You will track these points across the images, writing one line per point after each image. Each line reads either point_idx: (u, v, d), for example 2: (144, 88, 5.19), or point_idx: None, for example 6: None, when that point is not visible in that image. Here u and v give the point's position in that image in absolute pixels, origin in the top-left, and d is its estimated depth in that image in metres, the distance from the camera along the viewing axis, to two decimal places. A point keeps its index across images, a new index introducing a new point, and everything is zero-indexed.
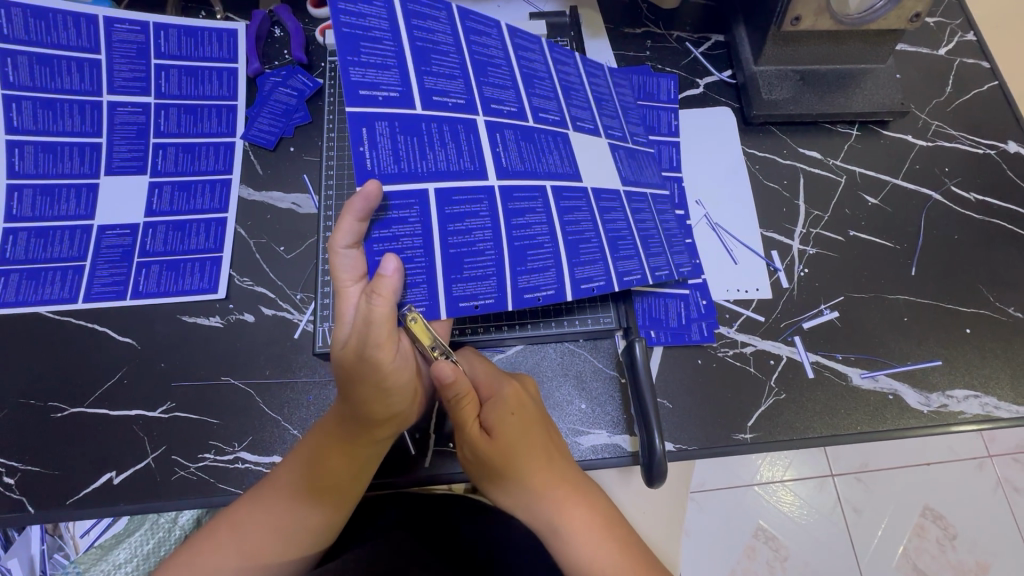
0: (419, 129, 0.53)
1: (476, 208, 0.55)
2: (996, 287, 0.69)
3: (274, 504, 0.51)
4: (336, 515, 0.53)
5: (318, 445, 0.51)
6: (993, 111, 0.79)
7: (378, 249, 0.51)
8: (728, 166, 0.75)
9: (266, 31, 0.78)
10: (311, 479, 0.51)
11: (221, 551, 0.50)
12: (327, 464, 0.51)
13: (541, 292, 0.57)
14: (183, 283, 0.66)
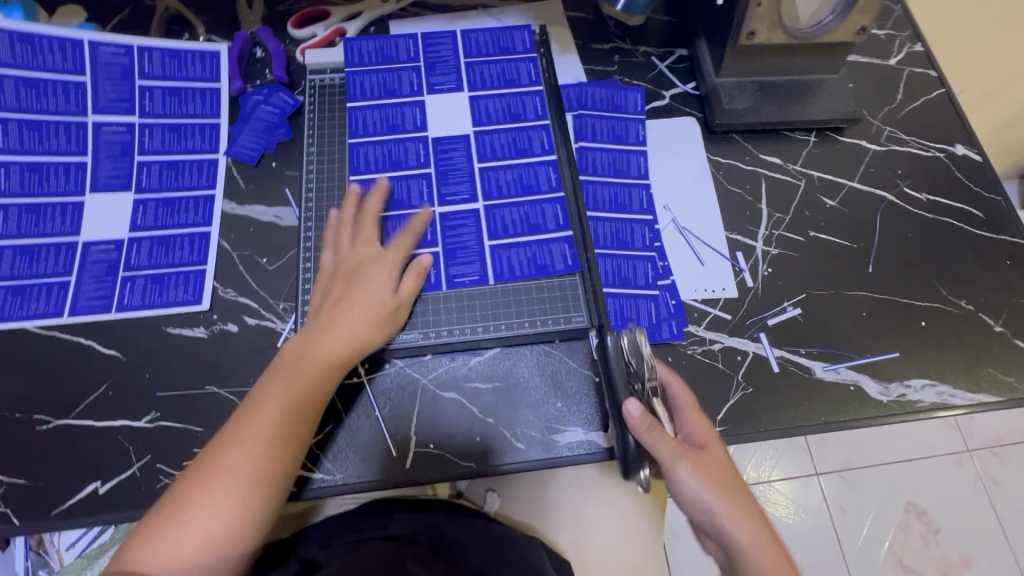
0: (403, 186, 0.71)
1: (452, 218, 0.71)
2: (947, 281, 0.73)
3: (210, 495, 0.51)
4: (260, 514, 0.53)
5: (279, 404, 0.56)
6: (941, 117, 0.84)
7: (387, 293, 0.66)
8: (694, 173, 0.78)
9: (247, 52, 0.81)
10: (271, 442, 0.54)
11: (175, 538, 0.49)
12: (285, 425, 0.55)
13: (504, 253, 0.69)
14: (167, 295, 0.67)
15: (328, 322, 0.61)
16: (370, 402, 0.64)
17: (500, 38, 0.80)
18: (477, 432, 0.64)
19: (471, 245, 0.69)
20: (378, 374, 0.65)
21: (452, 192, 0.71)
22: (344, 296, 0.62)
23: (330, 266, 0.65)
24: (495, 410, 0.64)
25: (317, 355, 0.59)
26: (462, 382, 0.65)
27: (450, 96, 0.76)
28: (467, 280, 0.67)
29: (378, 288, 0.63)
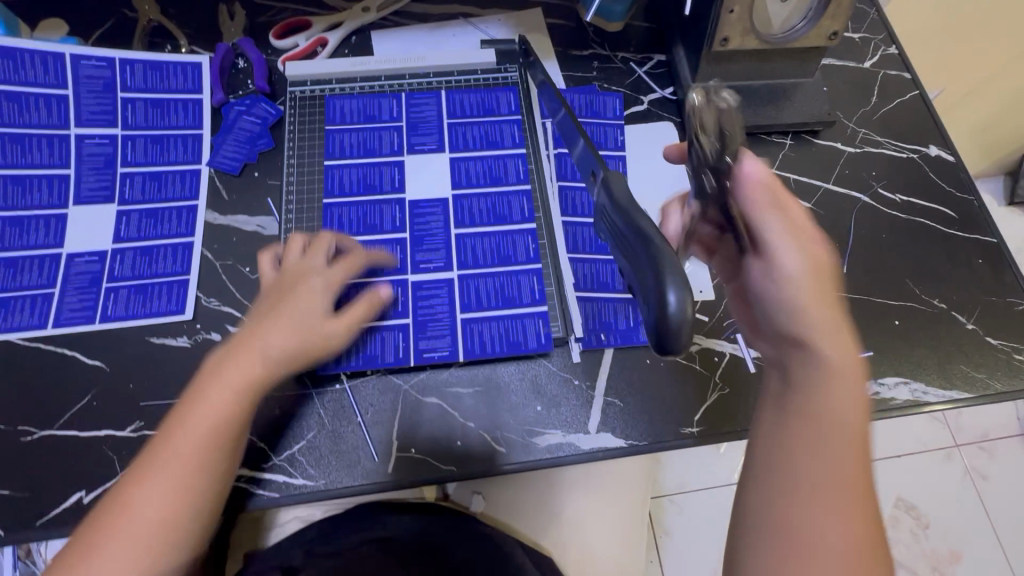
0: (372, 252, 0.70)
1: (428, 290, 0.69)
2: (920, 281, 0.75)
3: (156, 483, 0.51)
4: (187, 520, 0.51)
5: (193, 420, 0.54)
6: (915, 118, 0.85)
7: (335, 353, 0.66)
8: (672, 178, 0.79)
9: (230, 63, 0.81)
10: (188, 461, 0.52)
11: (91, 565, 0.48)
12: (200, 443, 0.53)
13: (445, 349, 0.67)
14: (151, 305, 0.68)
15: (257, 333, 0.59)
16: (353, 408, 0.65)
17: (485, 99, 0.78)
18: (458, 436, 0.64)
19: (442, 316, 0.68)
20: (361, 381, 0.66)
21: (426, 259, 0.71)
22: (287, 298, 0.61)
23: (280, 271, 0.64)
24: (476, 414, 0.65)
25: (239, 368, 0.56)
26: (443, 388, 0.66)
27: (429, 158, 0.76)
28: (437, 355, 0.66)
29: (317, 304, 0.61)
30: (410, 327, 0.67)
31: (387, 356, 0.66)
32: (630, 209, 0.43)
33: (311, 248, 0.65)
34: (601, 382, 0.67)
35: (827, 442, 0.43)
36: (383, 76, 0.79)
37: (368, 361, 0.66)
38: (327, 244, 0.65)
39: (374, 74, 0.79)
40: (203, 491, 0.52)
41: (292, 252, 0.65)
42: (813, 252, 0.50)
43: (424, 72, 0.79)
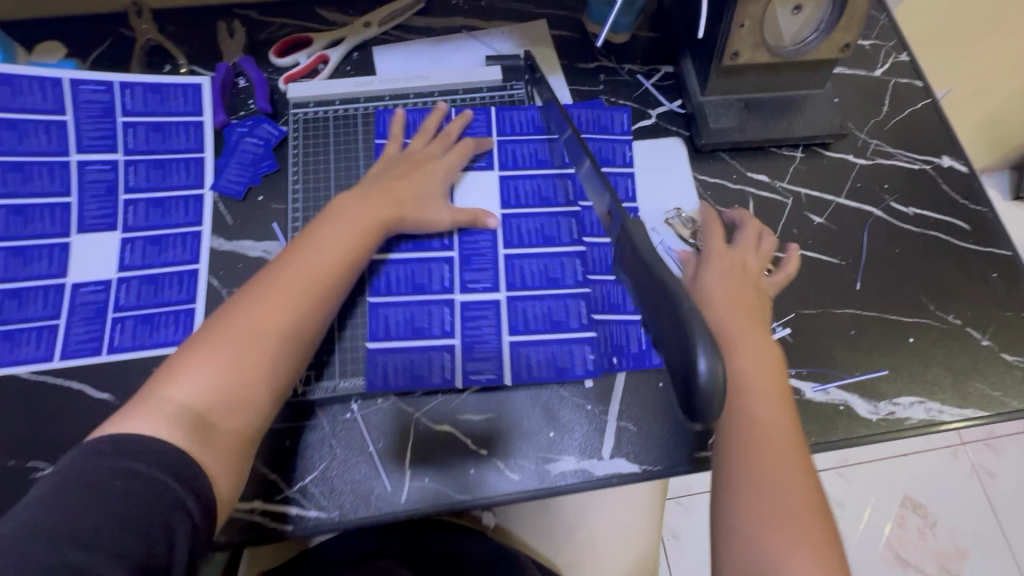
0: (422, 272, 0.70)
1: (483, 310, 0.69)
2: (934, 296, 0.74)
3: (264, 303, 0.59)
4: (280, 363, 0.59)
5: (272, 307, 0.59)
6: (927, 128, 0.84)
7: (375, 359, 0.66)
8: (682, 194, 0.78)
9: (230, 82, 0.80)
10: (266, 336, 0.58)
11: (161, 417, 0.52)
12: (282, 321, 0.59)
13: (485, 375, 0.66)
14: (157, 335, 0.67)
15: (355, 207, 0.67)
16: (365, 435, 0.65)
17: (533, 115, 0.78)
18: (470, 463, 0.64)
19: (490, 337, 0.68)
20: (371, 408, 0.66)
21: (474, 279, 0.70)
22: (395, 181, 0.70)
23: (396, 155, 0.73)
24: (489, 441, 0.65)
25: (318, 256, 0.63)
26: (454, 414, 0.66)
27: (479, 175, 0.75)
28: (483, 376, 0.66)
29: (426, 187, 0.70)
30: (458, 348, 0.67)
31: (434, 376, 0.66)
32: (670, 299, 0.39)
33: (418, 139, 0.74)
34: (614, 406, 0.66)
35: (760, 449, 0.56)
36: (388, 95, 0.78)
37: (414, 382, 0.66)
38: (431, 129, 0.75)
39: (377, 93, 0.78)
40: (275, 368, 0.58)
41: (399, 147, 0.74)
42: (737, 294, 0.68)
43: (429, 92, 0.79)
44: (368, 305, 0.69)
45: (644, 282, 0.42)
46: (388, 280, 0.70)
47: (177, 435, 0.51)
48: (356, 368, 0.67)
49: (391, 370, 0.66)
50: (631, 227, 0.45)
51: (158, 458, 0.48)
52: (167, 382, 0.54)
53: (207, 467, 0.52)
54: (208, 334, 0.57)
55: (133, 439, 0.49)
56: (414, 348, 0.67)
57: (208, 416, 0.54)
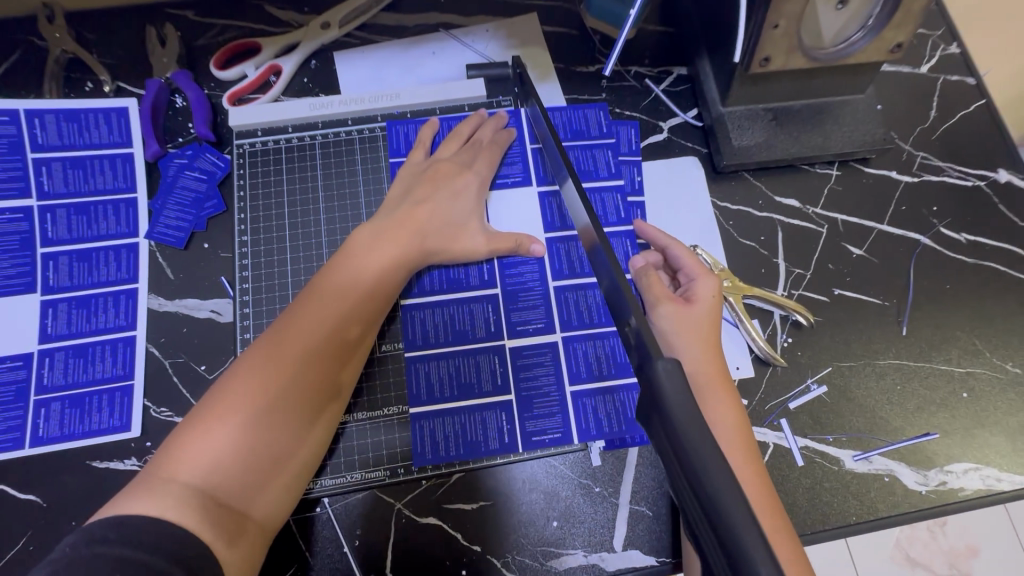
0: (455, 314, 0.60)
1: (536, 359, 0.60)
2: (990, 340, 0.64)
3: (282, 355, 0.49)
4: (303, 429, 0.50)
5: (297, 360, 0.49)
6: (981, 135, 0.72)
7: (422, 424, 0.58)
8: (701, 224, 0.67)
9: (164, 103, 0.68)
10: (289, 397, 0.49)
11: (172, 499, 0.43)
12: (309, 371, 0.50)
13: (549, 436, 0.58)
14: (90, 421, 0.57)
15: (383, 234, 0.55)
16: (338, 534, 0.55)
17: (572, 118, 0.70)
18: (461, 563, 0.55)
19: (550, 390, 0.59)
20: (347, 500, 0.56)
21: (523, 319, 0.60)
22: (421, 204, 0.58)
23: (419, 166, 0.61)
24: (482, 536, 0.56)
25: (344, 296, 0.52)
26: (441, 505, 0.56)
27: (516, 193, 0.64)
28: (548, 437, 0.58)
29: (453, 210, 0.59)
30: (514, 405, 0.59)
31: (492, 442, 0.58)
32: (721, 528, 0.27)
33: (446, 148, 0.62)
34: (625, 488, 0.57)
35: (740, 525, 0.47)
36: (351, 119, 0.64)
37: (470, 449, 0.57)
38: (459, 137, 0.63)
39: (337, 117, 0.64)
40: (295, 433, 0.50)
41: (423, 156, 0.62)
42: (709, 340, 0.55)
43: (401, 112, 0.65)
44: (405, 359, 0.59)
45: (679, 476, 0.30)
46: (423, 328, 0.59)
47: (191, 523, 0.42)
48: (400, 439, 0.57)
49: (441, 438, 0.57)
50: (659, 380, 0.33)
51: (169, 546, 0.40)
52: (176, 452, 0.45)
53: (224, 561, 0.43)
54: (222, 390, 0.48)
55: (142, 525, 0.40)
56: (462, 409, 0.58)
57: (226, 497, 0.45)
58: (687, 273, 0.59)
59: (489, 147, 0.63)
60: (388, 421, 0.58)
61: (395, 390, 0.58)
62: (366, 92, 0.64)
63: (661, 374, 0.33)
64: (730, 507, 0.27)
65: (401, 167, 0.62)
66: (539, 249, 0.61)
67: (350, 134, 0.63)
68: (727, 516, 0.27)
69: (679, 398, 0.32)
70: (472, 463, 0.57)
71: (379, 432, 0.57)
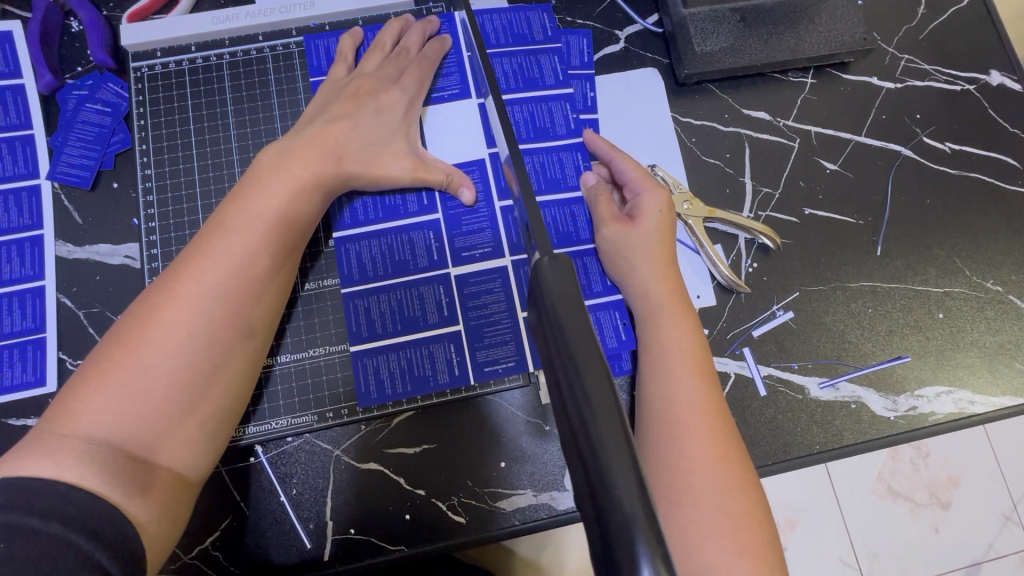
0: (392, 244, 0.55)
1: (486, 288, 0.55)
2: (971, 257, 0.60)
3: (187, 290, 0.45)
4: (218, 370, 0.46)
5: (199, 297, 0.45)
6: (974, 33, 0.65)
7: (365, 361, 0.53)
8: (660, 141, 0.61)
9: (57, 27, 0.60)
10: (196, 337, 0.45)
11: (70, 457, 0.39)
12: (220, 306, 0.46)
13: (502, 365, 0.54)
14: (2, 377, 0.53)
15: (290, 156, 0.50)
16: (274, 483, 0.52)
17: (513, 22, 0.61)
18: (405, 508, 0.52)
19: (501, 318, 0.54)
20: (281, 448, 0.53)
21: (469, 245, 0.55)
22: (335, 123, 0.52)
23: (341, 81, 0.55)
24: (426, 479, 0.53)
25: (250, 227, 0.48)
26: (383, 450, 0.53)
27: (455, 107, 0.58)
28: (501, 367, 0.54)
29: (375, 129, 0.53)
30: (463, 336, 0.54)
31: (441, 376, 0.53)
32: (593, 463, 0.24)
33: (368, 60, 0.55)
34: None
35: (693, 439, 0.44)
36: (262, 34, 0.57)
37: (418, 385, 0.53)
38: (382, 48, 0.56)
39: (245, 31, 0.57)
40: (211, 378, 0.46)
41: (345, 72, 0.55)
42: (661, 255, 0.51)
43: (317, 25, 0.58)
44: (341, 296, 0.54)
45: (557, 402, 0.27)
46: (360, 261, 0.54)
47: (94, 482, 0.38)
48: (342, 378, 0.54)
49: (388, 375, 0.53)
50: (552, 303, 0.28)
51: (65, 509, 0.36)
52: (71, 409, 0.41)
53: (139, 517, 0.40)
54: (117, 338, 0.44)
55: (34, 488, 0.37)
56: (406, 343, 0.53)
57: (135, 450, 0.41)
58: (632, 188, 0.55)
59: (421, 64, 0.56)
60: (315, 363, 0.54)
61: (330, 327, 0.54)
62: (277, 2, 0.57)
63: (558, 296, 0.28)
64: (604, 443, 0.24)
65: (321, 86, 0.55)
66: (468, 195, 0.55)
67: (262, 52, 0.57)
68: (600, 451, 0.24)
69: (576, 321, 0.27)
70: (424, 399, 0.53)
71: (311, 372, 0.54)
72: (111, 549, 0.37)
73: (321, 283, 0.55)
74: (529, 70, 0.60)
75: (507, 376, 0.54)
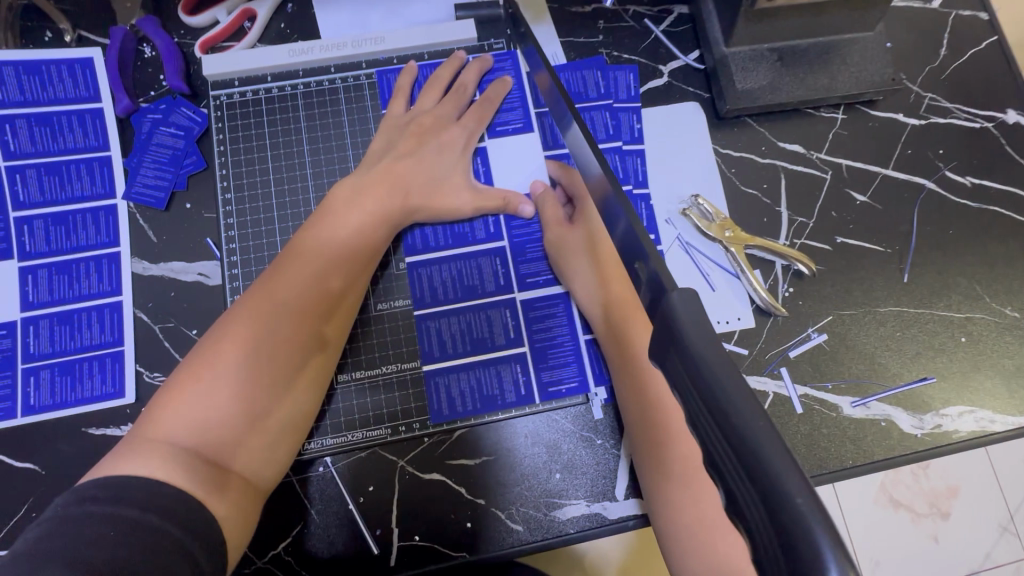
0: (461, 270, 0.58)
1: (553, 313, 0.58)
2: (991, 284, 0.64)
3: (263, 309, 0.49)
4: (286, 384, 0.49)
5: (271, 312, 0.49)
6: (991, 74, 0.70)
7: (437, 380, 0.57)
8: (702, 172, 0.65)
9: (132, 51, 0.63)
10: (272, 353, 0.48)
11: (158, 458, 0.42)
12: (291, 325, 0.49)
13: (565, 386, 0.57)
14: (82, 389, 0.56)
15: (363, 187, 0.54)
16: (343, 492, 0.55)
17: (571, 80, 0.66)
18: (466, 517, 0.55)
19: (563, 340, 0.58)
20: (350, 459, 0.56)
21: (533, 271, 0.59)
22: (402, 159, 0.56)
23: (401, 117, 0.59)
24: (485, 489, 0.56)
25: (323, 252, 0.52)
26: (444, 461, 0.56)
27: (517, 141, 0.61)
28: (563, 387, 0.57)
29: (438, 165, 0.58)
30: (529, 357, 0.57)
31: (508, 395, 0.57)
32: (762, 479, 0.22)
33: (428, 96, 0.60)
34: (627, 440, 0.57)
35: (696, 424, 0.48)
36: (334, 66, 0.61)
37: (486, 404, 0.57)
38: (441, 83, 0.60)
39: (318, 63, 0.61)
40: (284, 391, 0.49)
41: (404, 108, 0.60)
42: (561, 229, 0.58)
43: (386, 58, 0.62)
44: (413, 317, 0.58)
45: (701, 412, 0.25)
46: (431, 284, 0.58)
47: (183, 480, 0.41)
48: (414, 396, 0.57)
49: (457, 393, 0.57)
50: None
51: (159, 504, 0.39)
52: (158, 415, 0.45)
53: (219, 513, 0.43)
54: (201, 351, 0.47)
55: (132, 484, 0.39)
56: (475, 363, 0.57)
57: (213, 455, 0.44)
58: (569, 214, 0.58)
59: (479, 102, 0.60)
60: (386, 380, 0.57)
61: (403, 346, 0.57)
62: (348, 36, 0.61)
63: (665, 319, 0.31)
64: (769, 458, 0.22)
65: (383, 119, 0.60)
66: (528, 209, 0.58)
67: (334, 83, 0.61)
68: (769, 467, 0.22)
69: (704, 336, 0.26)
70: (493, 417, 0.57)
71: (386, 386, 0.57)
72: (199, 543, 0.39)
73: (392, 304, 0.58)
74: (587, 100, 0.65)
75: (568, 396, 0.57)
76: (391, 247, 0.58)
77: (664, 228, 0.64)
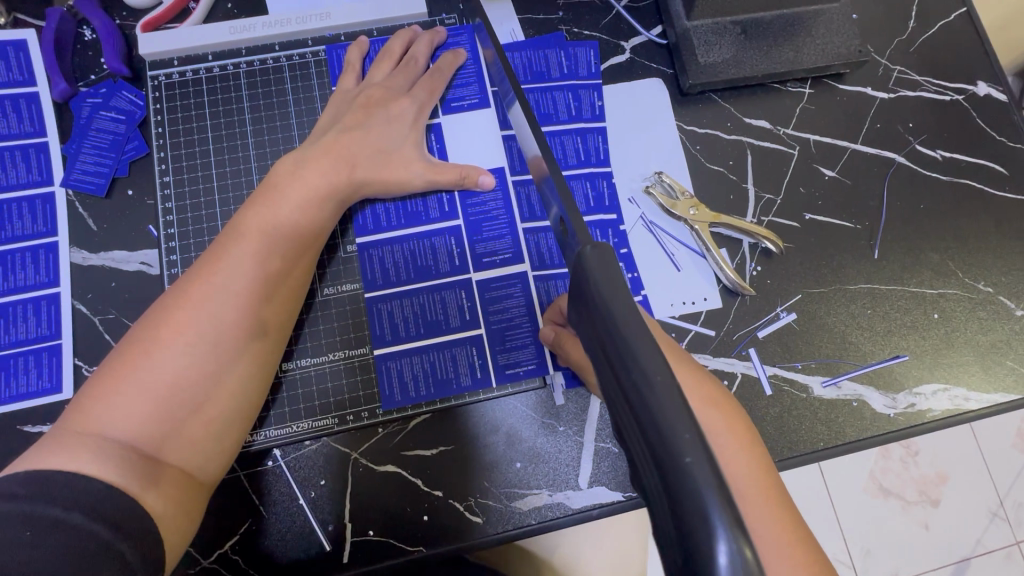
0: (413, 250, 0.56)
1: (510, 294, 0.56)
2: (962, 259, 0.62)
3: (199, 292, 0.46)
4: (226, 370, 0.46)
5: (212, 298, 0.46)
6: (961, 45, 0.68)
7: (390, 364, 0.54)
8: (666, 150, 0.63)
9: (70, 34, 0.60)
10: (209, 338, 0.45)
11: (86, 451, 0.39)
12: (229, 307, 0.46)
13: (522, 368, 0.55)
14: (17, 384, 0.53)
15: (306, 162, 0.52)
16: (293, 486, 0.53)
17: (532, 59, 0.64)
18: (422, 510, 0.53)
19: (521, 322, 0.56)
20: (299, 451, 0.53)
21: (489, 251, 0.56)
22: (348, 132, 0.54)
23: (351, 92, 0.57)
24: (442, 480, 0.53)
25: (264, 231, 0.49)
26: (399, 452, 0.54)
27: (471, 117, 0.59)
28: (521, 370, 0.55)
29: (388, 135, 0.55)
30: (484, 339, 0.55)
31: (463, 378, 0.55)
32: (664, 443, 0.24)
33: (378, 70, 0.58)
34: (590, 426, 0.55)
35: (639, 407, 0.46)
36: (279, 44, 0.59)
37: (441, 388, 0.54)
38: (391, 55, 0.58)
39: (262, 41, 0.59)
40: (223, 378, 0.46)
41: (354, 82, 0.58)
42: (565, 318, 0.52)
43: (333, 35, 0.60)
44: (365, 300, 0.55)
45: (617, 382, 0.27)
46: (382, 265, 0.56)
47: (113, 475, 0.39)
48: (364, 382, 0.54)
49: (410, 378, 0.54)
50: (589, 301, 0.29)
51: (82, 501, 0.36)
52: (83, 407, 0.41)
53: (153, 510, 0.40)
54: (132, 339, 0.44)
55: (54, 479, 0.37)
56: (429, 346, 0.55)
57: (145, 447, 0.41)
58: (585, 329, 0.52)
59: (431, 74, 0.58)
60: (334, 366, 0.54)
61: (353, 330, 0.55)
62: (293, 12, 0.59)
63: (603, 285, 0.28)
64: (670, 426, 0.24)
65: (332, 95, 0.58)
66: (487, 181, 0.56)
67: (279, 61, 0.59)
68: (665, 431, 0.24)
69: None
70: (446, 401, 0.54)
71: (335, 372, 0.54)
72: (128, 541, 0.37)
73: (339, 288, 0.56)
74: (546, 75, 0.63)
75: (525, 379, 0.55)
76: (343, 228, 0.56)
77: (626, 207, 0.61)
